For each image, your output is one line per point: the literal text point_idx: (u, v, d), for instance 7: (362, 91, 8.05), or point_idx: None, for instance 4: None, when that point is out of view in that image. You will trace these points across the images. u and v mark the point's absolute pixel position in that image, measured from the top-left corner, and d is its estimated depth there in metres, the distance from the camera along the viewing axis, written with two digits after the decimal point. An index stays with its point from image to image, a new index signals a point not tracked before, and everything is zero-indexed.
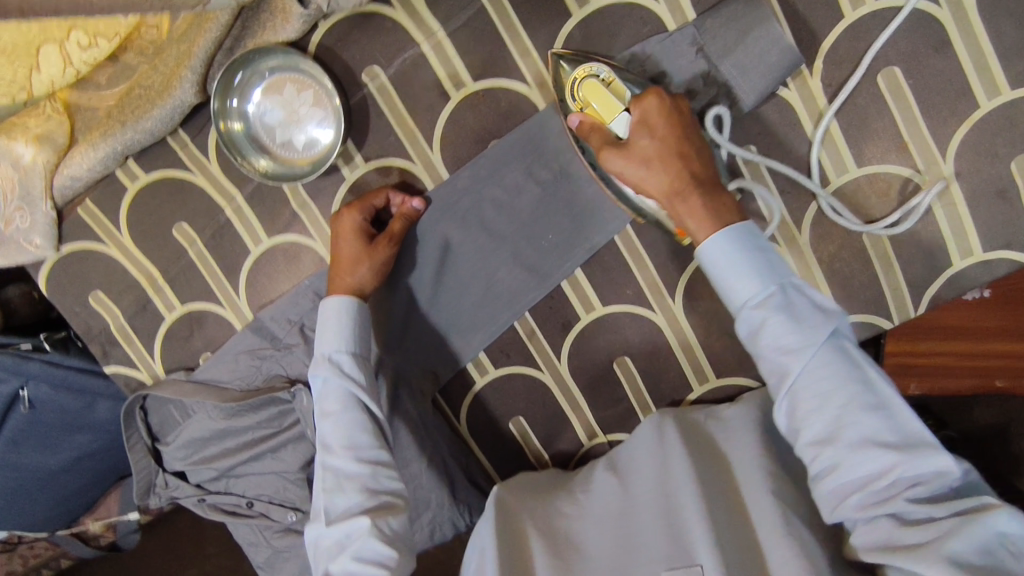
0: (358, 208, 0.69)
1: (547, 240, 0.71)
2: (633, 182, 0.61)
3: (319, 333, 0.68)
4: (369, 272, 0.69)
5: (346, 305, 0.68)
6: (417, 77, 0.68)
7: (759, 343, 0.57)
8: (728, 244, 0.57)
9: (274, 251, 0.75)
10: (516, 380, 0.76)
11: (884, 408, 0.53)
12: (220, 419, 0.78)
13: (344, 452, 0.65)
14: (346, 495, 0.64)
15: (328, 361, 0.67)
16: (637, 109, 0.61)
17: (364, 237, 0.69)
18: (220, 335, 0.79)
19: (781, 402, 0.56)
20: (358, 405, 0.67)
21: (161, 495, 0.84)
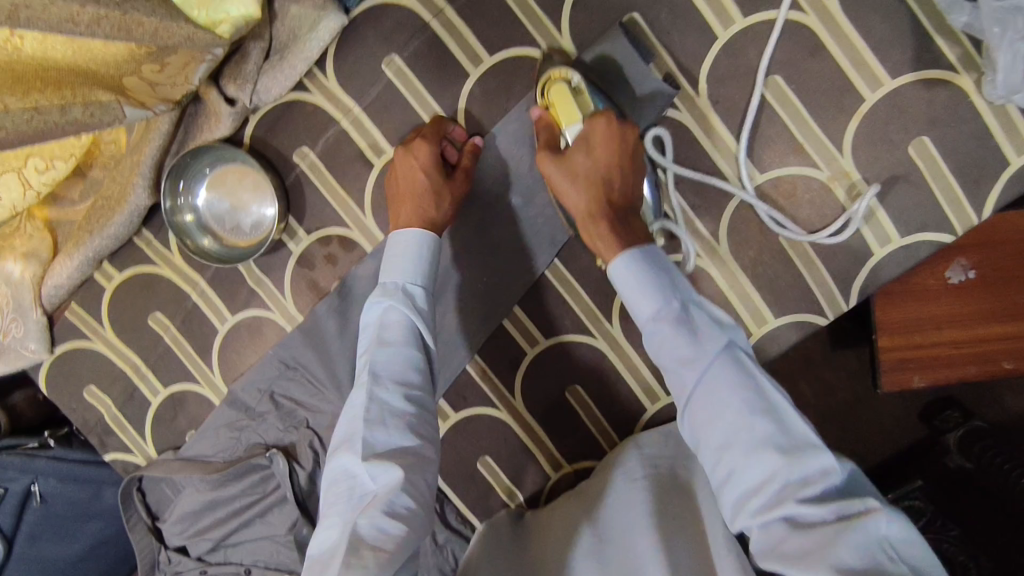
0: (433, 141, 0.69)
1: (483, 282, 0.75)
2: (562, 193, 0.65)
3: (393, 258, 0.68)
4: (443, 207, 0.69)
5: (422, 239, 0.68)
6: (341, 151, 0.74)
7: (662, 356, 0.59)
8: (631, 267, 0.61)
9: (239, 327, 0.81)
10: (477, 421, 0.79)
11: (776, 414, 0.54)
12: (209, 490, 0.83)
13: (395, 386, 0.61)
14: (388, 429, 0.59)
15: (400, 291, 0.66)
16: (588, 127, 0.63)
17: (438, 170, 0.69)
18: (202, 412, 0.85)
19: (682, 414, 0.58)
20: (417, 341, 0.65)
21: (165, 571, 0.87)
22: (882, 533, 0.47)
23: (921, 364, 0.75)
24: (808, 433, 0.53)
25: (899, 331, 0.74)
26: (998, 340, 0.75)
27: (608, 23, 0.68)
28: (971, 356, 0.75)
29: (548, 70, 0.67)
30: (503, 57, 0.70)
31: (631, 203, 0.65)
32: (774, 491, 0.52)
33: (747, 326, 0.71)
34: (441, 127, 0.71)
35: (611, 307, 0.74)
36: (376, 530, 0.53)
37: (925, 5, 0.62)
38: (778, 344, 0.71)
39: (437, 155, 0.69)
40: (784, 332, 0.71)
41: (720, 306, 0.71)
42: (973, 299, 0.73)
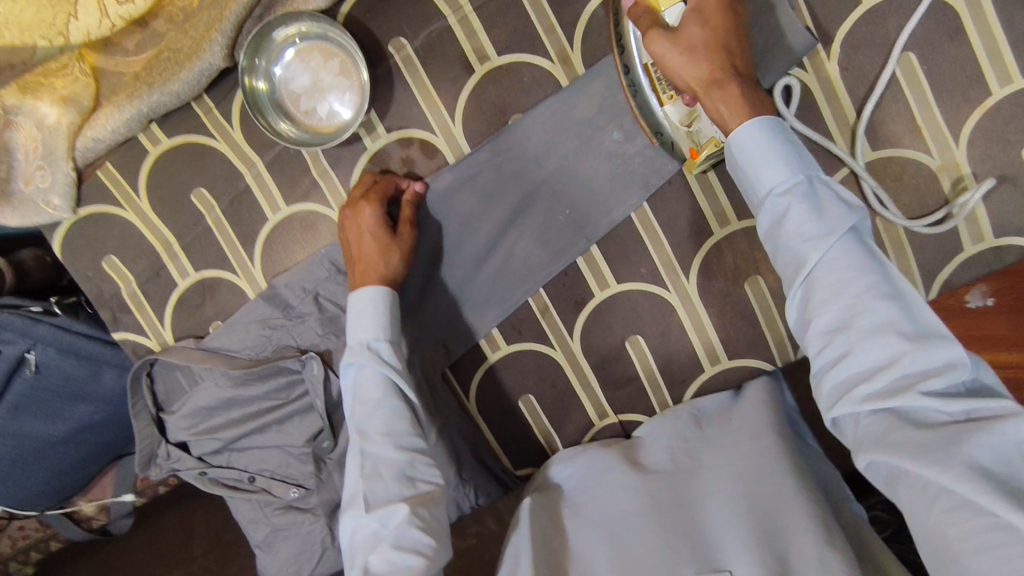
0: (375, 200, 0.69)
1: (565, 214, 0.72)
2: (673, 71, 0.59)
3: (352, 322, 0.68)
4: (399, 259, 0.69)
5: (381, 295, 0.68)
6: (442, 49, 0.70)
7: (780, 230, 0.57)
8: (762, 138, 0.57)
9: (291, 219, 0.76)
10: (526, 356, 0.77)
11: (900, 299, 0.53)
12: (228, 387, 0.78)
13: (382, 439, 0.64)
14: (385, 481, 0.63)
15: (364, 349, 0.67)
16: (695, 1, 0.60)
17: (384, 227, 0.69)
18: (232, 304, 0.79)
19: (795, 291, 0.56)
20: (396, 392, 0.67)
21: (162, 467, 0.83)
22: (1016, 434, 0.47)
23: None
24: (934, 322, 0.52)
25: None
26: None
27: None
28: None
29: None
30: None
31: (750, 71, 0.61)
32: (892, 377, 0.52)
33: None
34: (389, 185, 0.71)
35: (691, 261, 0.72)
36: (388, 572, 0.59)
37: None
38: None
39: (384, 213, 0.69)
40: None
41: None
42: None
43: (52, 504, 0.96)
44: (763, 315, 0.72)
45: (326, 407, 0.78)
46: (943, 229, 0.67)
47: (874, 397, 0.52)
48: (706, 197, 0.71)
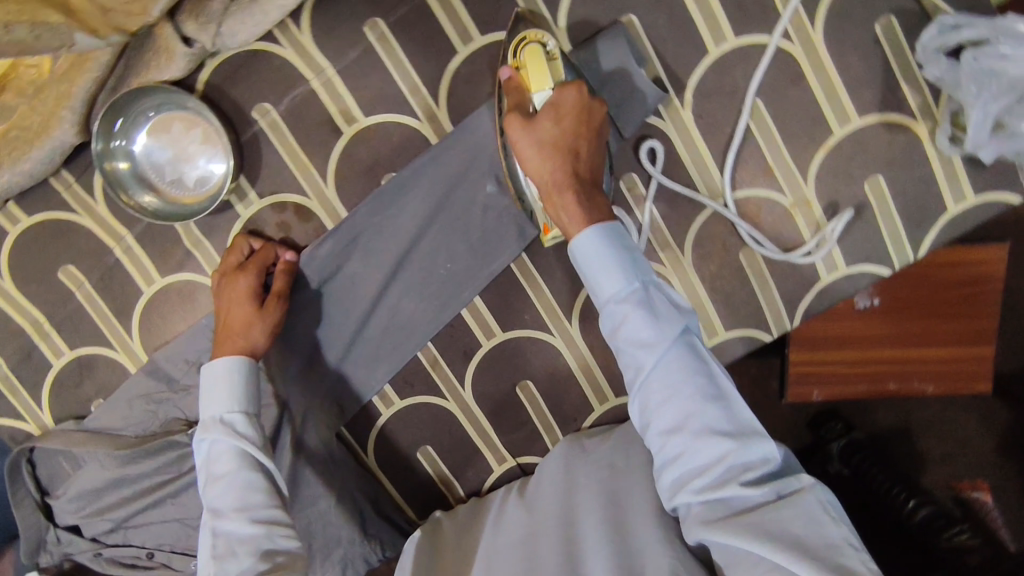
0: (250, 271, 0.69)
1: (446, 267, 0.73)
2: (524, 159, 0.61)
3: (207, 394, 0.66)
4: (263, 330, 0.68)
5: (239, 364, 0.66)
6: (308, 113, 0.69)
7: (619, 338, 0.58)
8: (599, 243, 0.58)
9: (168, 290, 0.74)
10: (421, 409, 0.77)
11: (723, 400, 0.55)
12: (114, 468, 0.75)
13: (236, 515, 0.62)
14: (238, 559, 0.60)
15: (217, 422, 0.65)
16: (557, 96, 0.61)
17: (251, 298, 0.68)
18: (113, 380, 0.77)
19: (634, 396, 0.58)
20: (252, 465, 0.64)
21: (52, 552, 0.79)
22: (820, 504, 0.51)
23: (819, 379, 0.84)
24: (752, 418, 0.55)
25: (804, 348, 0.83)
26: (884, 362, 0.83)
27: (605, 20, 0.67)
28: (862, 374, 0.84)
29: (522, 30, 0.65)
30: (495, 38, 0.67)
31: (594, 174, 0.63)
32: (717, 474, 0.54)
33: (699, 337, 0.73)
34: (265, 255, 0.70)
35: (570, 306, 0.74)
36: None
37: (899, 55, 0.66)
38: (725, 357, 0.74)
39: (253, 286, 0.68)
40: (731, 345, 0.74)
41: None
42: (870, 322, 0.82)
43: None
44: None
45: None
46: (815, 260, 0.71)
47: (705, 491, 0.53)
48: None
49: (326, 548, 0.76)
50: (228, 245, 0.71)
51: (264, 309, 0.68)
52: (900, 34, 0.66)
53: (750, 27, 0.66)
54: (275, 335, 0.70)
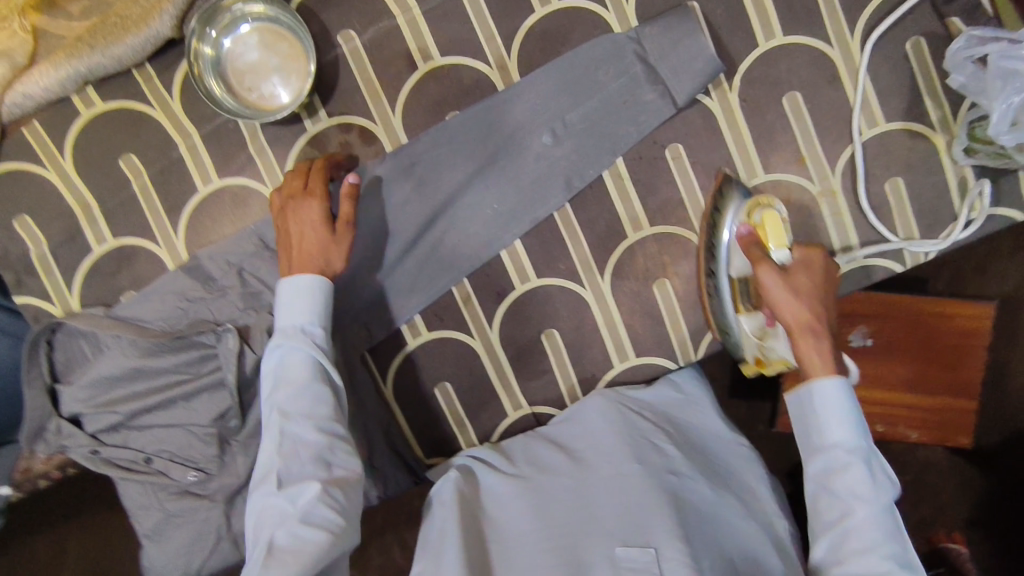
0: (320, 193, 0.70)
1: (494, 208, 0.76)
2: (777, 304, 0.64)
3: (290, 300, 0.67)
4: (337, 252, 0.69)
5: (315, 279, 0.68)
6: (389, 45, 0.75)
7: (833, 482, 0.62)
8: (837, 394, 0.62)
9: (222, 192, 0.77)
10: (446, 345, 0.79)
11: (912, 569, 0.57)
12: (134, 358, 0.76)
13: (304, 419, 0.64)
14: (301, 462, 0.63)
15: (297, 330, 0.67)
16: (805, 255, 0.67)
17: (323, 220, 0.69)
18: (149, 273, 0.78)
19: (827, 538, 0.61)
20: (322, 373, 0.67)
21: (50, 442, 0.78)
22: None
23: None
24: None
25: None
26: (875, 403, 0.88)
27: (671, 2, 0.74)
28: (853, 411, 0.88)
29: None
30: (571, 4, 0.74)
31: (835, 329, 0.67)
32: None
33: None
34: (330, 168, 0.73)
35: (603, 261, 0.78)
36: (295, 540, 0.59)
37: (925, 70, 0.74)
38: None
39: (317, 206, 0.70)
40: None
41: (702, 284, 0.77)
42: (864, 360, 0.87)
43: None
44: (667, 313, 0.78)
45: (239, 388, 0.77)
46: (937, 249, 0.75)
47: None
48: (622, 202, 0.77)
49: None
50: (291, 171, 0.72)
51: (335, 234, 0.69)
52: (927, 53, 0.74)
53: (798, 29, 0.74)
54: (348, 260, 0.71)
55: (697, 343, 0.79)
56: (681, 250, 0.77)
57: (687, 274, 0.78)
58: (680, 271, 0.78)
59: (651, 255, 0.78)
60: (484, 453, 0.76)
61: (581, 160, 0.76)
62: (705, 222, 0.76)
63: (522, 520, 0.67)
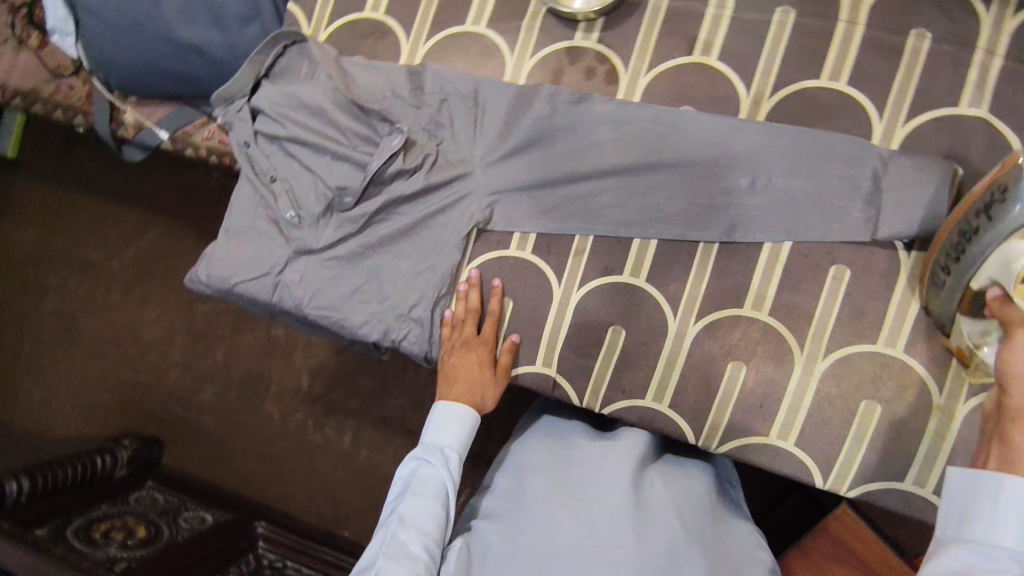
0: (489, 338, 0.83)
1: (659, 202, 0.79)
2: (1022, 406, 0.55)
3: (438, 427, 0.82)
4: (474, 359, 0.82)
5: (466, 413, 0.81)
6: (686, 22, 0.79)
7: None
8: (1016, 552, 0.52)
9: (479, 38, 0.86)
10: (533, 271, 0.83)
11: None
12: (326, 100, 0.86)
13: (414, 499, 0.77)
14: (413, 542, 0.73)
15: (439, 455, 0.80)
16: None
17: (489, 359, 0.83)
18: (385, 54, 0.89)
19: None
20: (440, 498, 0.78)
21: (227, 113, 0.90)
22: None
23: None
24: None
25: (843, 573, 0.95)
26: None
27: (943, 152, 0.72)
28: None
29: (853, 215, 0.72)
30: (854, 93, 0.74)
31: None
32: None
33: (772, 428, 0.76)
34: (496, 323, 0.83)
35: (706, 310, 0.78)
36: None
37: None
38: (774, 461, 0.76)
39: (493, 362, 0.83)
40: (785, 457, 0.76)
41: (771, 394, 0.75)
42: None
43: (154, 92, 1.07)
44: (722, 395, 0.77)
45: (366, 179, 0.84)
46: None
47: None
48: (761, 278, 0.76)
49: (380, 294, 0.86)
50: (460, 296, 0.84)
51: (480, 338, 0.83)
52: None
53: None
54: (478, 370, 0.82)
55: (724, 439, 0.77)
56: (778, 354, 0.75)
57: (764, 376, 0.76)
58: (763, 370, 0.76)
59: (750, 337, 0.76)
60: (510, 477, 0.84)
61: (758, 220, 0.76)
62: (988, 186, 0.62)
63: (493, 536, 0.77)
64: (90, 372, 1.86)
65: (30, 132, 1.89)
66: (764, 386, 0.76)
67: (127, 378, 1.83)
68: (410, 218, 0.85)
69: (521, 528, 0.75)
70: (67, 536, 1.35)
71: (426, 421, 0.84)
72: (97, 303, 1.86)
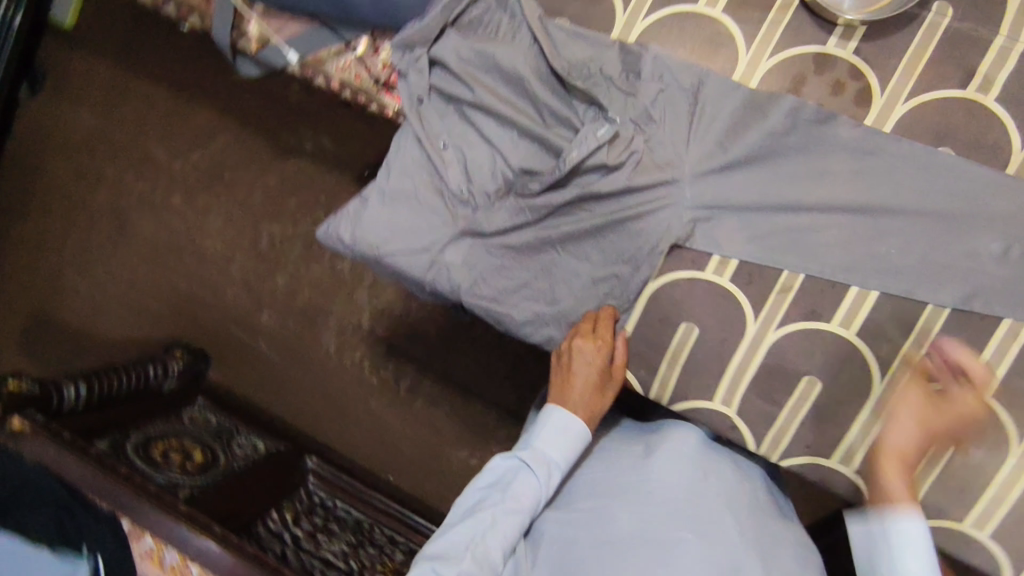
0: (607, 341, 0.75)
1: (892, 251, 0.71)
2: None
3: (548, 433, 0.74)
4: (587, 367, 0.74)
5: (580, 429, 0.75)
6: (967, 50, 0.69)
7: None
8: None
9: (711, 23, 0.74)
10: (729, 301, 0.76)
11: None
12: (527, 70, 0.75)
13: (512, 505, 0.71)
14: (492, 547, 0.70)
15: (545, 465, 0.73)
16: None
17: (606, 364, 0.74)
18: (595, 22, 0.77)
19: None
20: (529, 509, 0.72)
21: (403, 60, 0.78)
22: None
23: None
24: None
25: None
26: None
27: None
28: None
29: None
30: None
31: None
32: None
33: (966, 517, 0.72)
34: (608, 320, 0.76)
35: (919, 378, 0.72)
36: None
37: None
38: (963, 548, 0.73)
39: (603, 377, 0.75)
40: (978, 550, 0.73)
41: (973, 477, 0.72)
42: None
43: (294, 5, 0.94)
44: (918, 470, 0.73)
45: (559, 168, 0.75)
46: None
47: None
48: (990, 354, 0.71)
49: (552, 293, 0.79)
50: (592, 312, 0.77)
51: (596, 339, 0.74)
52: None
53: None
54: (593, 388, 0.75)
55: None
56: (990, 437, 0.71)
57: (969, 458, 0.72)
58: (970, 452, 0.71)
59: None
60: (601, 467, 0.78)
61: (1002, 292, 0.69)
62: None
63: (578, 505, 0.75)
64: (139, 274, 1.76)
65: (89, 4, 1.68)
66: (967, 468, 0.72)
67: (178, 285, 1.74)
68: (599, 219, 0.76)
69: (610, 512, 0.72)
70: (125, 453, 1.30)
71: (533, 424, 0.77)
72: (157, 204, 1.73)
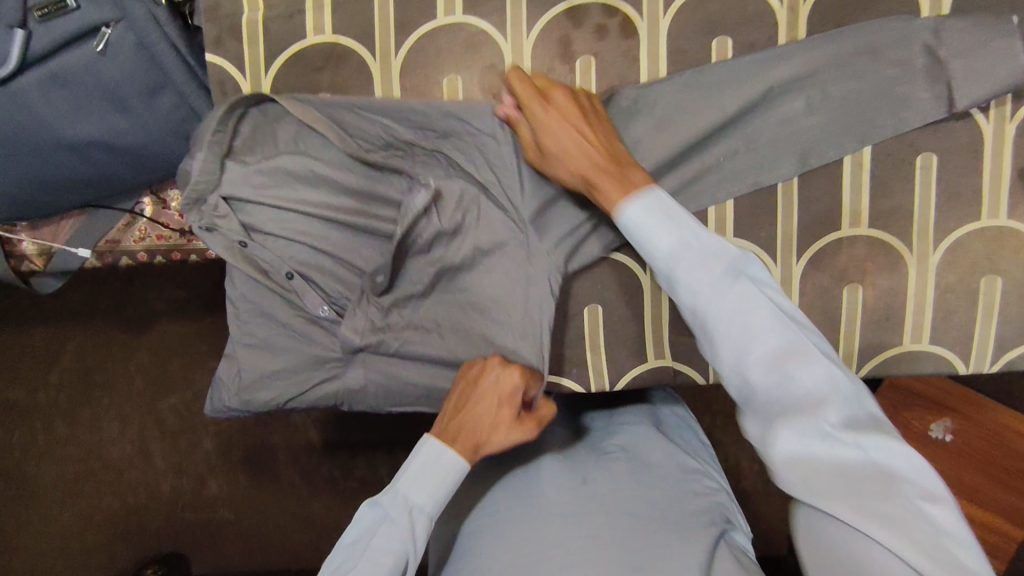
0: (521, 378, 0.68)
1: (741, 162, 0.71)
2: None
3: (411, 474, 0.66)
4: (487, 400, 0.68)
5: (457, 462, 0.66)
6: None
7: None
8: None
9: (460, 31, 0.74)
10: (614, 267, 0.76)
11: None
12: (329, 168, 0.72)
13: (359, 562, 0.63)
14: None
15: (404, 510, 0.65)
16: None
17: (511, 406, 0.67)
18: (354, 83, 0.75)
19: None
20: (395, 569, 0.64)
21: (203, 217, 0.73)
22: None
23: None
24: None
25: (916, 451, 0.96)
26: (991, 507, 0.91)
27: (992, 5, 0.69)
28: None
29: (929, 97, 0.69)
30: None
31: None
32: None
33: (905, 337, 0.74)
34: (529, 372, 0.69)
35: (804, 243, 0.74)
36: None
37: None
38: (917, 368, 0.75)
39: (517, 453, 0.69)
40: (927, 360, 0.75)
41: (894, 303, 0.74)
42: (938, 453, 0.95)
43: (52, 207, 0.86)
44: (847, 322, 0.74)
45: (411, 252, 0.72)
46: None
47: None
48: (851, 191, 0.72)
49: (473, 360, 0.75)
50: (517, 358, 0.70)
51: (503, 370, 0.68)
52: None
53: None
54: (490, 429, 0.67)
55: (864, 364, 0.75)
56: (890, 261, 0.73)
57: (882, 289, 0.74)
58: (879, 283, 0.74)
59: (858, 255, 0.74)
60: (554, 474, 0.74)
61: (832, 134, 0.70)
62: None
63: (483, 528, 0.71)
64: (52, 530, 1.44)
65: None
66: (883, 296, 0.74)
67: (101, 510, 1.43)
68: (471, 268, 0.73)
69: (523, 530, 0.68)
70: None
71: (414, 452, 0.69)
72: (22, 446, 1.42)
